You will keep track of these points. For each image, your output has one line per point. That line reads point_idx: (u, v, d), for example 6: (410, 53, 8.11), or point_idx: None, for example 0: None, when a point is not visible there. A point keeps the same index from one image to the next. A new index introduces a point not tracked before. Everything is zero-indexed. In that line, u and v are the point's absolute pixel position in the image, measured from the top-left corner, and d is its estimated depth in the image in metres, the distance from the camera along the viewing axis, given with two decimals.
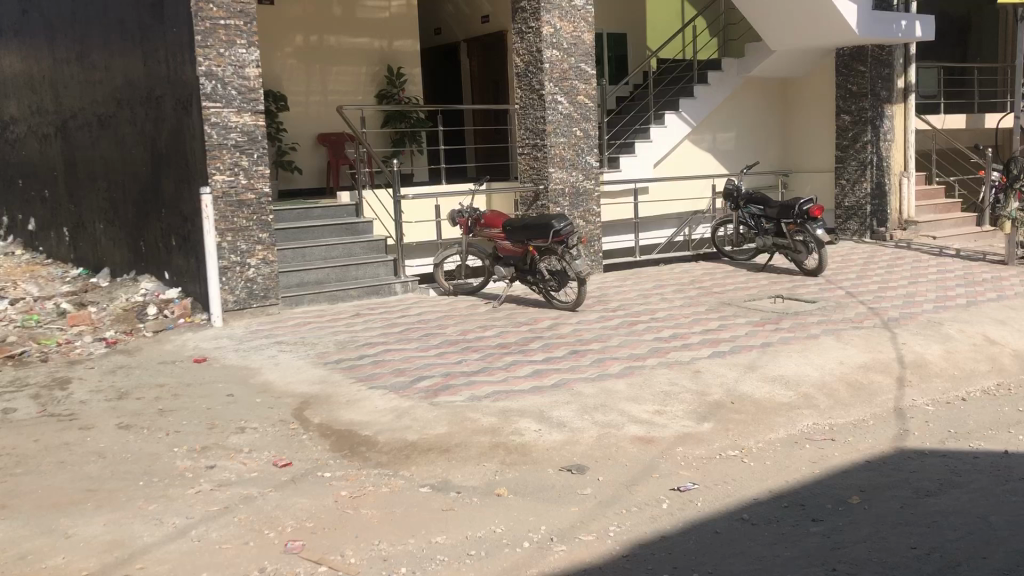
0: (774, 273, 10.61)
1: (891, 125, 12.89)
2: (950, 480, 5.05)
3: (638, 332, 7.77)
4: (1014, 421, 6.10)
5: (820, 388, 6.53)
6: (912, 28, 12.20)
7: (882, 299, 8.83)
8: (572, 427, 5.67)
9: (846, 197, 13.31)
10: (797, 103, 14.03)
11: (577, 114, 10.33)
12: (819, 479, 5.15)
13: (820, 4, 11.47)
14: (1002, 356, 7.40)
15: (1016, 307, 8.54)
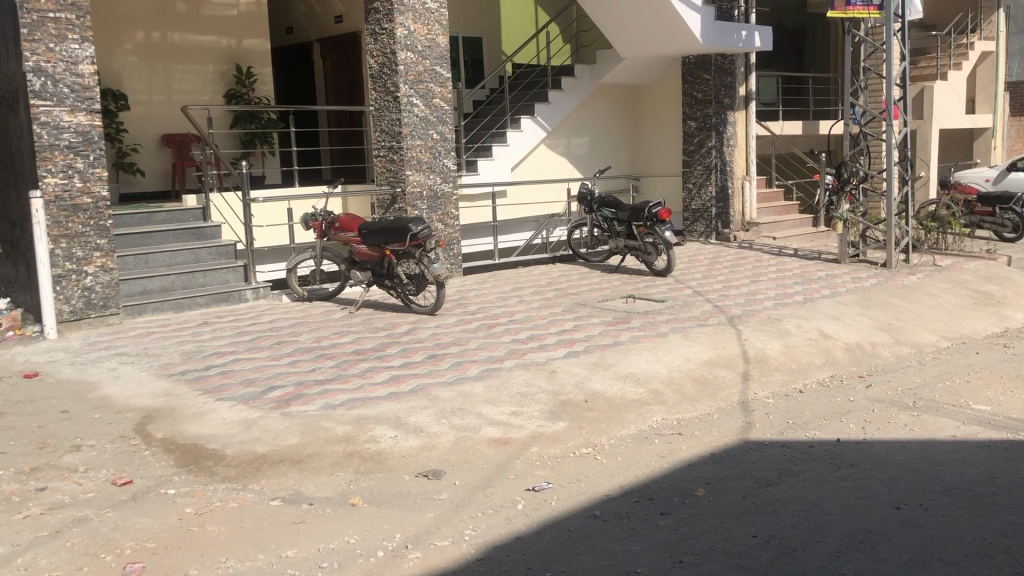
0: (627, 273, 10.92)
1: (733, 131, 13.49)
2: (788, 469, 5.31)
3: (496, 334, 7.80)
4: (846, 411, 6.48)
5: (669, 385, 6.74)
6: (751, 38, 12.81)
7: (727, 297, 9.23)
8: (428, 432, 5.63)
9: (693, 200, 13.84)
10: (647, 109, 14.47)
11: (433, 117, 10.30)
12: (667, 473, 5.31)
13: (666, 13, 11.86)
14: (835, 349, 7.85)
15: (848, 303, 9.09)
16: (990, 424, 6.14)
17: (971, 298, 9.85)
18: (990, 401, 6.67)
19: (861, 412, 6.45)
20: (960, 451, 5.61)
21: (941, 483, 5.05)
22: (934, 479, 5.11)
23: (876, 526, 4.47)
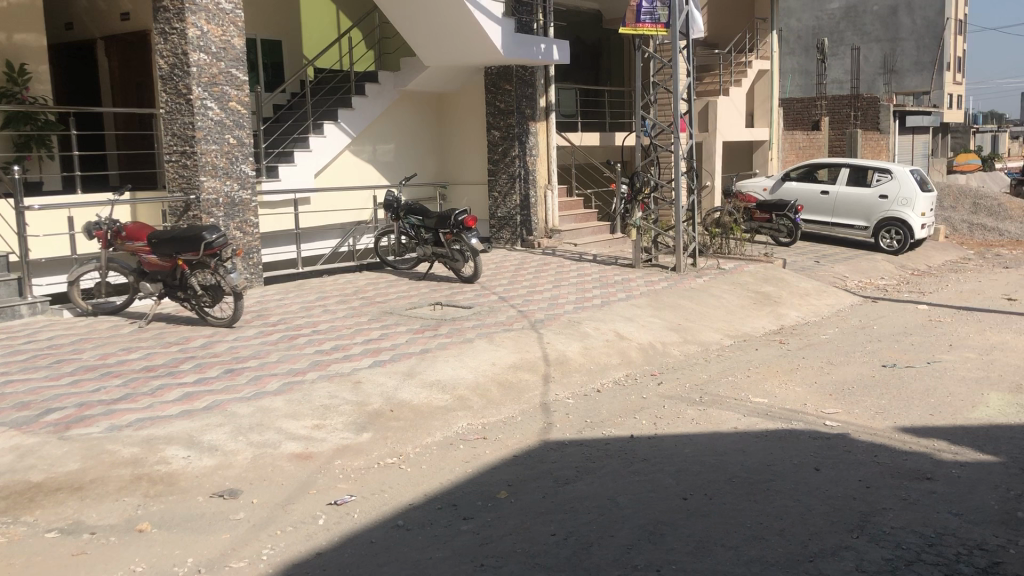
0: (433, 281, 10.98)
1: (535, 141, 13.88)
2: (585, 467, 5.51)
3: (298, 346, 7.60)
4: (641, 408, 6.80)
5: (474, 390, 6.82)
6: (549, 51, 13.23)
7: (530, 302, 9.46)
8: (225, 450, 5.40)
9: (499, 208, 14.09)
10: (451, 118, 14.60)
11: (229, 121, 9.93)
12: (471, 477, 5.37)
13: (467, 24, 12.02)
14: (630, 350, 8.23)
15: (642, 305, 9.55)
16: (767, 415, 6.63)
17: (752, 299, 10.61)
18: (767, 393, 7.21)
19: (654, 409, 6.79)
20: (740, 441, 6.01)
21: (723, 472, 5.40)
22: (717, 469, 5.45)
23: (665, 517, 4.71)
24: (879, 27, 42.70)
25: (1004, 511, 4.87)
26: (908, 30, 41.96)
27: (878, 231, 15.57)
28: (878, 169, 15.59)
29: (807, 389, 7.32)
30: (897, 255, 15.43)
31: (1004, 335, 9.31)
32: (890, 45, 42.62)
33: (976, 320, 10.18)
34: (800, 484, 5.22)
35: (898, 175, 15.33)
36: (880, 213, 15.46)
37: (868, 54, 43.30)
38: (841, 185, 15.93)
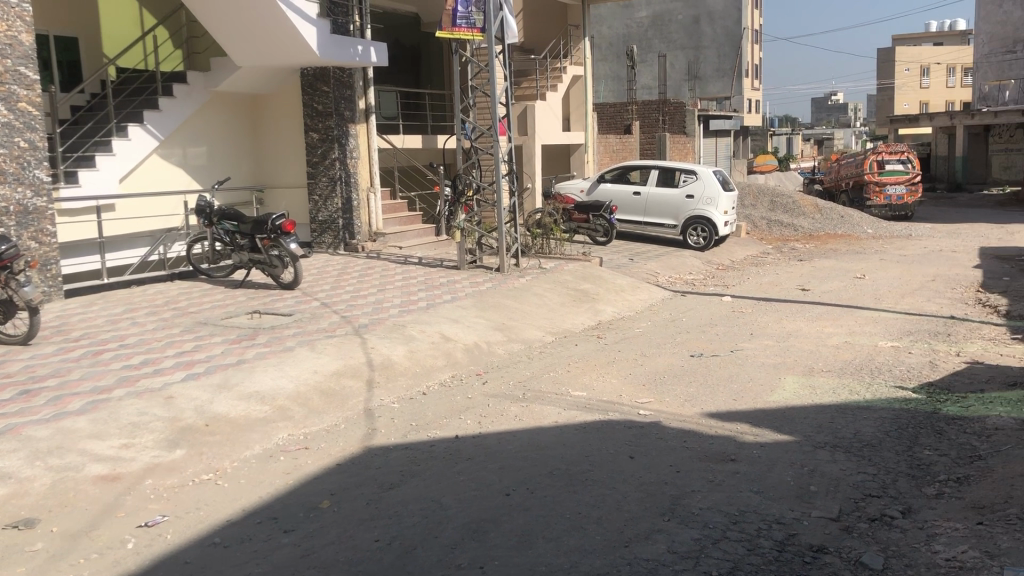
0: (252, 288, 10.64)
1: (355, 143, 13.73)
2: (410, 471, 5.50)
3: (104, 361, 7.17)
4: (465, 408, 6.87)
5: (295, 400, 6.67)
6: (367, 53, 13.17)
7: (353, 307, 9.35)
8: (19, 477, 5.02)
9: (319, 212, 13.88)
10: (267, 119, 14.20)
11: (19, 123, 9.23)
12: (292, 488, 5.25)
13: (282, 24, 11.73)
14: (455, 351, 8.29)
15: (466, 306, 9.64)
16: (586, 408, 6.86)
17: (572, 296, 10.95)
18: (586, 387, 7.46)
19: (478, 408, 6.87)
20: (560, 435, 6.19)
21: (543, 466, 5.54)
22: (538, 463, 5.59)
23: (487, 514, 4.78)
24: (684, 36, 45.57)
25: (797, 486, 5.27)
26: (709, 39, 45.03)
27: (686, 229, 16.45)
28: (684, 170, 16.40)
29: (623, 381, 7.63)
30: (704, 251, 16.38)
31: (798, 322, 10.07)
32: (694, 52, 45.62)
33: (774, 310, 10.95)
34: (617, 473, 5.44)
35: (702, 174, 16.19)
36: (687, 211, 16.33)
37: (674, 61, 45.84)
38: (651, 186, 16.69)
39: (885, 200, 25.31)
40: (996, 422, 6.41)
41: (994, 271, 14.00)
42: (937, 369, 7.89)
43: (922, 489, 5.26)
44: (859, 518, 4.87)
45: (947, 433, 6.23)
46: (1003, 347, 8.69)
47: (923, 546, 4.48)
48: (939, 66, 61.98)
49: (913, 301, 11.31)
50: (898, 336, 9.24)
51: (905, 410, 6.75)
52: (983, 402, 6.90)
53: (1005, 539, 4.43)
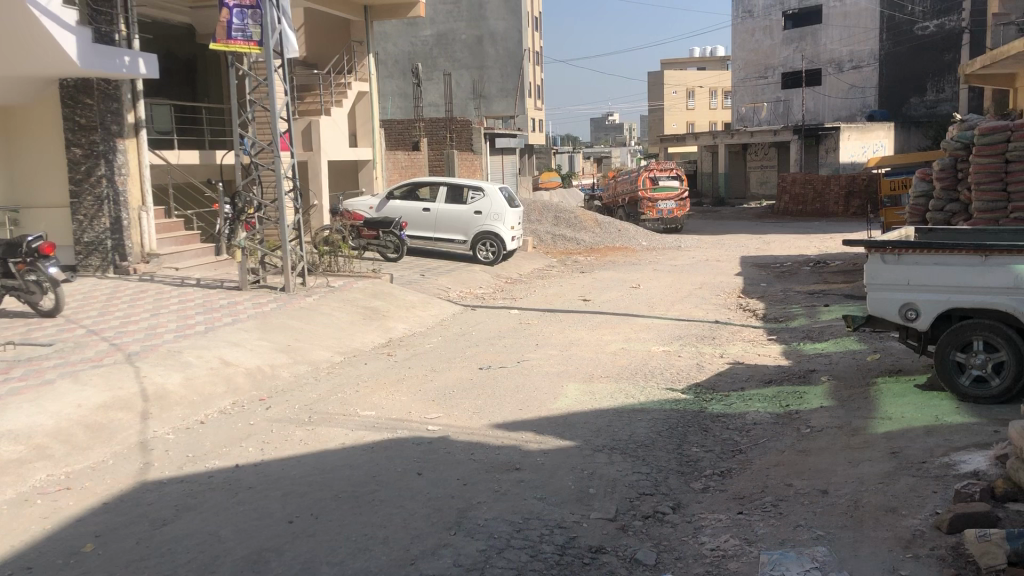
0: (6, 317, 9.72)
1: (124, 159, 13.02)
2: (185, 504, 5.21)
3: None
4: (246, 434, 6.62)
5: (55, 437, 6.13)
6: (135, 64, 12.41)
7: (123, 334, 8.76)
8: None
9: (84, 233, 12.91)
10: (19, 133, 13.05)
11: None
12: (51, 534, 4.83)
13: (35, 31, 10.89)
14: (237, 376, 7.96)
15: (248, 328, 9.28)
16: (373, 427, 6.79)
17: (362, 314, 10.83)
18: (374, 406, 7.38)
19: (260, 434, 6.62)
20: (346, 457, 6.08)
21: (328, 490, 5.42)
22: (323, 487, 5.46)
23: (269, 543, 4.61)
24: (468, 55, 46.41)
25: (578, 489, 5.47)
26: (492, 59, 46.15)
27: (475, 244, 16.77)
28: (471, 187, 16.68)
29: (410, 398, 7.62)
30: (493, 266, 16.87)
31: (580, 332, 10.48)
32: (478, 71, 46.53)
33: (557, 321, 11.34)
34: (404, 491, 5.41)
35: (488, 191, 16.59)
36: (476, 227, 16.66)
37: (459, 79, 46.55)
38: (440, 202, 16.82)
39: (657, 214, 27.07)
40: (755, 417, 6.96)
41: (753, 277, 15.27)
42: (704, 371, 8.46)
43: (690, 484, 5.61)
44: (634, 516, 5.11)
45: (713, 430, 6.69)
46: (759, 347, 9.47)
47: (691, 539, 4.76)
48: (703, 90, 66.90)
49: (683, 308, 12.09)
50: (670, 341, 9.84)
51: (676, 410, 7.19)
52: (743, 400, 7.47)
53: (762, 526, 4.80)
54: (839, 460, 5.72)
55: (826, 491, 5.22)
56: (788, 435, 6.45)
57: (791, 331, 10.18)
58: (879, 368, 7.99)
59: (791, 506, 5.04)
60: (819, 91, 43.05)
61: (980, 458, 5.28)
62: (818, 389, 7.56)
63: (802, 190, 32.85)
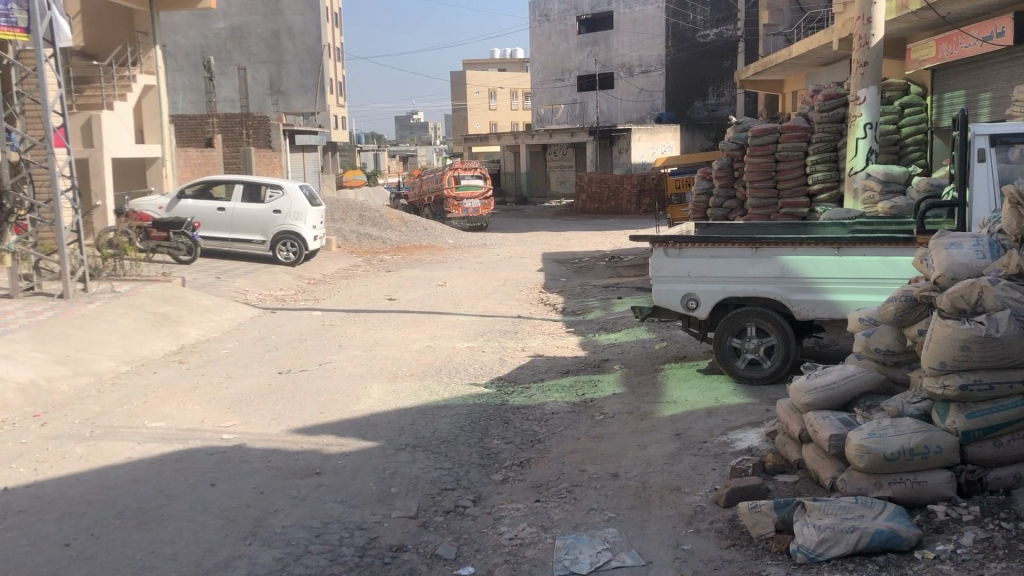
0: None
1: None
2: None
3: None
4: (18, 454, 6.09)
5: None
6: None
7: None
8: None
9: None
10: None
11: None
12: None
13: None
14: (7, 391, 7.30)
15: (20, 339, 8.54)
16: (163, 439, 6.44)
17: (151, 320, 10.24)
18: (164, 417, 7.00)
19: (33, 454, 6.11)
20: (133, 471, 5.74)
21: (112, 508, 5.09)
22: (105, 505, 5.12)
23: (42, 571, 4.27)
24: (264, 50, 44.85)
25: (380, 490, 5.44)
26: (290, 54, 44.80)
27: (274, 244, 16.31)
28: (269, 186, 16.26)
29: (204, 406, 7.29)
30: (294, 266, 16.46)
31: (385, 331, 10.41)
32: (275, 67, 45.08)
33: (360, 321, 11.20)
34: (194, 503, 5.17)
35: (289, 191, 16.31)
36: (275, 227, 16.22)
37: (255, 74, 44.95)
38: (236, 202, 16.20)
39: (462, 213, 27.37)
40: (553, 407, 7.18)
41: (554, 273, 15.75)
42: (505, 364, 8.64)
43: (490, 476, 5.71)
44: (435, 511, 5.14)
45: (513, 422, 6.83)
46: (558, 340, 9.78)
47: (490, 530, 4.84)
48: (504, 91, 68.18)
49: (487, 304, 12.28)
50: (473, 337, 9.97)
51: (478, 404, 7.30)
52: (542, 391, 7.69)
53: (557, 512, 4.97)
54: (629, 444, 6.01)
55: (617, 474, 5.47)
56: (584, 422, 6.71)
57: (587, 323, 10.59)
58: (667, 355, 8.46)
59: (585, 491, 5.24)
60: (612, 94, 45.01)
61: (753, 435, 5.71)
62: (611, 378, 7.90)
63: (599, 189, 34.19)
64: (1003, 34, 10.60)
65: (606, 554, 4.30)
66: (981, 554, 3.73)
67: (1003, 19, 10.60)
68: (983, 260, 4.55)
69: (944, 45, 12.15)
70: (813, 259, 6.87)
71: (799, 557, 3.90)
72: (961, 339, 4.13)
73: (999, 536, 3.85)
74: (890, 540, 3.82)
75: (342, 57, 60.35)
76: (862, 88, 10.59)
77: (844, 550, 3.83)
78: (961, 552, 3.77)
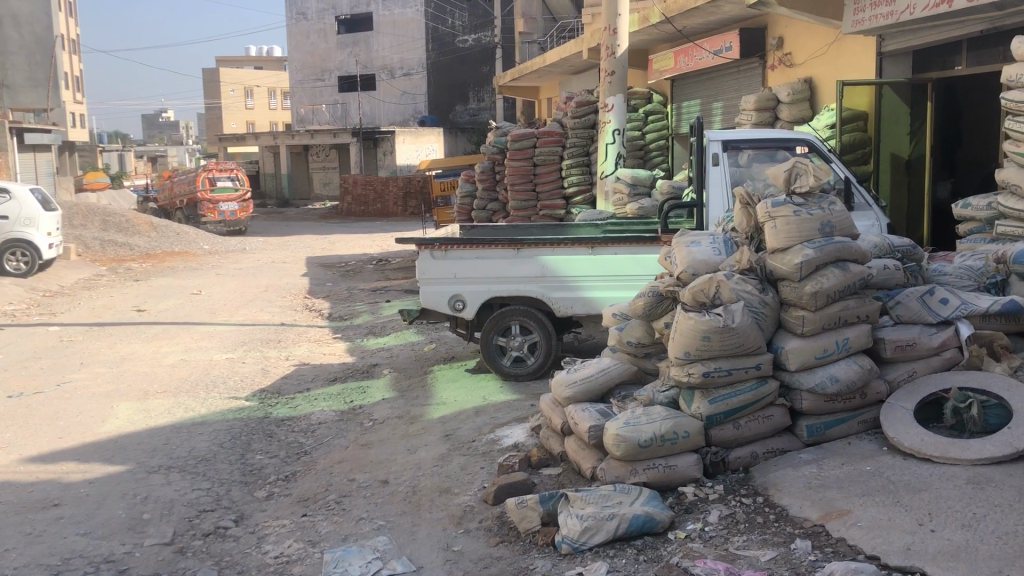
0: None
1: None
2: None
3: None
4: None
5: None
6: None
7: None
8: None
9: None
10: None
11: None
12: None
13: None
14: None
15: None
16: None
17: None
18: None
19: None
20: None
21: None
22: None
23: None
24: None
25: (129, 517, 5.02)
26: (15, 44, 40.69)
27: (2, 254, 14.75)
28: None
29: None
30: (27, 277, 14.96)
31: (133, 345, 9.66)
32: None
33: (105, 335, 10.33)
34: None
35: (17, 196, 14.78)
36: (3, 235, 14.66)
37: None
38: None
39: (219, 216, 26.03)
40: (319, 416, 6.97)
41: (319, 277, 15.39)
42: (268, 375, 8.29)
43: (253, 493, 5.44)
44: (193, 536, 4.82)
45: (277, 435, 6.57)
46: (324, 346, 9.53)
47: (254, 550, 4.60)
48: (260, 90, 65.63)
49: (247, 312, 11.76)
50: (233, 348, 9.51)
51: (239, 419, 6.95)
52: (308, 400, 7.45)
53: (325, 525, 4.81)
54: (397, 449, 5.95)
55: (387, 480, 5.40)
56: (351, 430, 6.56)
57: (354, 329, 10.41)
58: (435, 356, 8.49)
59: (353, 501, 5.11)
60: (374, 96, 44.63)
61: (518, 431, 5.84)
62: (380, 383, 7.80)
63: (363, 191, 33.87)
64: (730, 48, 11.61)
65: (376, 564, 4.20)
66: (726, 530, 4.02)
67: (731, 35, 11.60)
68: (719, 256, 4.94)
69: (681, 57, 13.12)
70: (571, 258, 7.13)
71: (564, 548, 4.00)
72: (703, 330, 4.41)
73: (741, 510, 4.16)
74: (646, 524, 4.03)
75: (79, 48, 55.66)
76: (610, 95, 11.17)
77: (605, 536, 3.99)
78: (709, 530, 4.04)
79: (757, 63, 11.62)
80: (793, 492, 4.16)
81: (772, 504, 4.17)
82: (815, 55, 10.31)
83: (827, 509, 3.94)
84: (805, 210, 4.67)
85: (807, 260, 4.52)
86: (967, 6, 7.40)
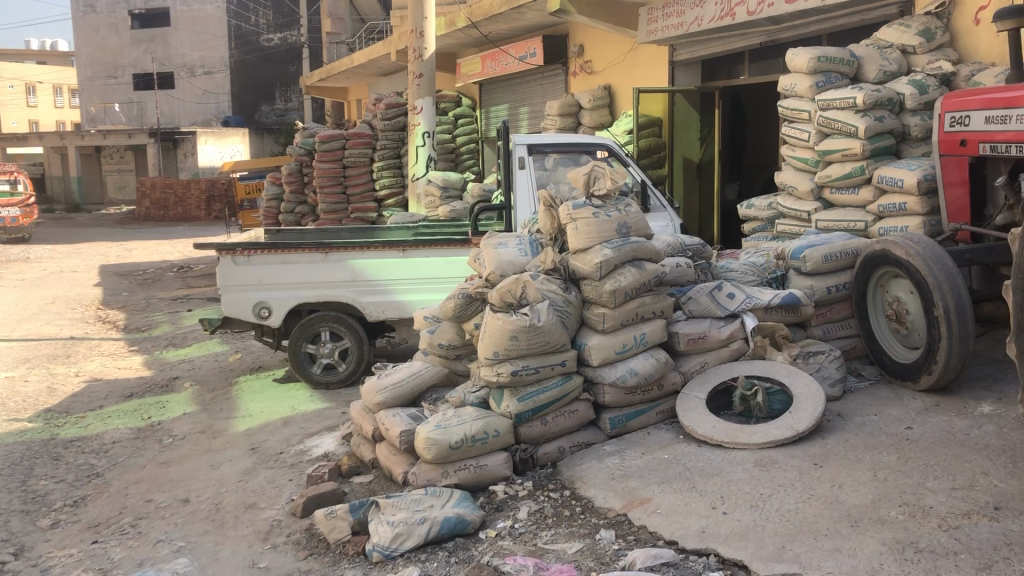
0: None
1: None
2: None
3: None
4: None
5: None
6: None
7: None
8: None
9: None
10: None
11: None
12: None
13: None
14: None
15: None
16: None
17: None
18: None
19: None
20: None
21: None
22: None
23: None
24: None
25: None
26: None
27: None
28: None
29: None
30: None
31: None
32: None
33: None
34: None
35: None
36: None
37: None
38: None
39: None
40: (113, 435, 6.52)
41: (113, 287, 14.44)
42: (55, 394, 7.67)
43: (35, 522, 5.00)
44: None
45: (65, 457, 6.08)
46: (118, 361, 8.94)
47: None
48: (44, 87, 60.89)
49: (30, 327, 10.84)
50: (14, 366, 8.74)
51: (21, 442, 6.38)
52: (101, 419, 6.95)
53: (119, 551, 4.49)
54: (199, 465, 5.67)
55: (188, 499, 5.12)
56: (149, 448, 6.18)
57: (153, 340, 9.84)
58: (241, 367, 8.16)
59: (151, 523, 4.81)
60: (173, 95, 42.49)
61: (328, 440, 5.71)
62: (180, 397, 7.40)
63: (163, 195, 32.12)
64: (535, 54, 11.89)
65: None
66: (535, 525, 4.08)
67: (534, 41, 11.90)
68: (525, 258, 5.03)
69: (488, 61, 13.34)
70: (380, 262, 7.05)
71: (374, 556, 3.93)
72: (510, 330, 4.46)
73: (548, 505, 4.24)
74: (457, 525, 4.03)
75: None
76: (419, 98, 11.14)
77: (416, 541, 3.95)
78: (518, 526, 4.09)
79: (560, 69, 11.97)
80: (598, 484, 4.29)
81: (578, 497, 4.27)
82: (613, 63, 10.73)
83: (629, 498, 4.09)
84: (604, 212, 4.83)
85: (606, 260, 4.67)
86: (749, 19, 7.93)
